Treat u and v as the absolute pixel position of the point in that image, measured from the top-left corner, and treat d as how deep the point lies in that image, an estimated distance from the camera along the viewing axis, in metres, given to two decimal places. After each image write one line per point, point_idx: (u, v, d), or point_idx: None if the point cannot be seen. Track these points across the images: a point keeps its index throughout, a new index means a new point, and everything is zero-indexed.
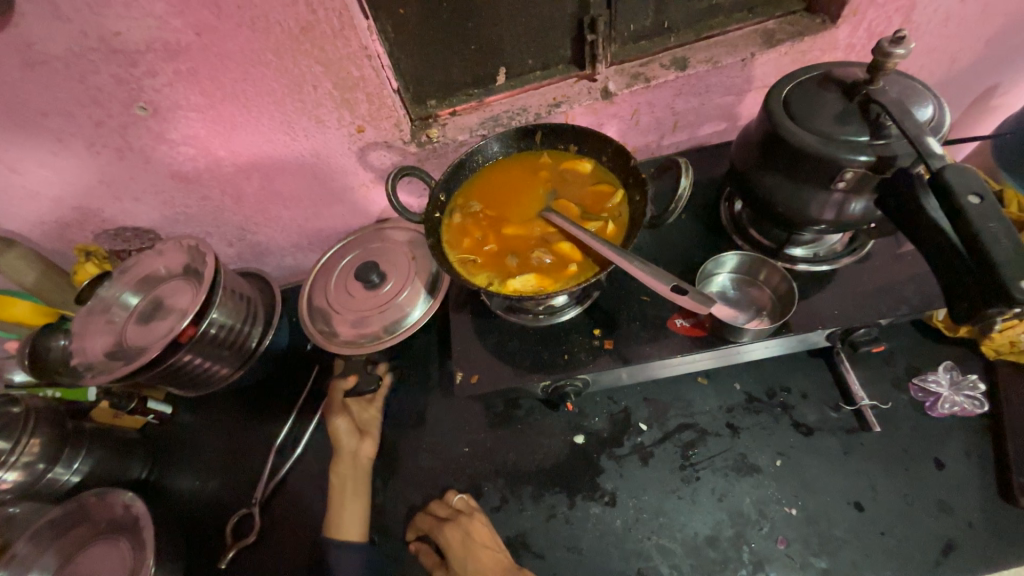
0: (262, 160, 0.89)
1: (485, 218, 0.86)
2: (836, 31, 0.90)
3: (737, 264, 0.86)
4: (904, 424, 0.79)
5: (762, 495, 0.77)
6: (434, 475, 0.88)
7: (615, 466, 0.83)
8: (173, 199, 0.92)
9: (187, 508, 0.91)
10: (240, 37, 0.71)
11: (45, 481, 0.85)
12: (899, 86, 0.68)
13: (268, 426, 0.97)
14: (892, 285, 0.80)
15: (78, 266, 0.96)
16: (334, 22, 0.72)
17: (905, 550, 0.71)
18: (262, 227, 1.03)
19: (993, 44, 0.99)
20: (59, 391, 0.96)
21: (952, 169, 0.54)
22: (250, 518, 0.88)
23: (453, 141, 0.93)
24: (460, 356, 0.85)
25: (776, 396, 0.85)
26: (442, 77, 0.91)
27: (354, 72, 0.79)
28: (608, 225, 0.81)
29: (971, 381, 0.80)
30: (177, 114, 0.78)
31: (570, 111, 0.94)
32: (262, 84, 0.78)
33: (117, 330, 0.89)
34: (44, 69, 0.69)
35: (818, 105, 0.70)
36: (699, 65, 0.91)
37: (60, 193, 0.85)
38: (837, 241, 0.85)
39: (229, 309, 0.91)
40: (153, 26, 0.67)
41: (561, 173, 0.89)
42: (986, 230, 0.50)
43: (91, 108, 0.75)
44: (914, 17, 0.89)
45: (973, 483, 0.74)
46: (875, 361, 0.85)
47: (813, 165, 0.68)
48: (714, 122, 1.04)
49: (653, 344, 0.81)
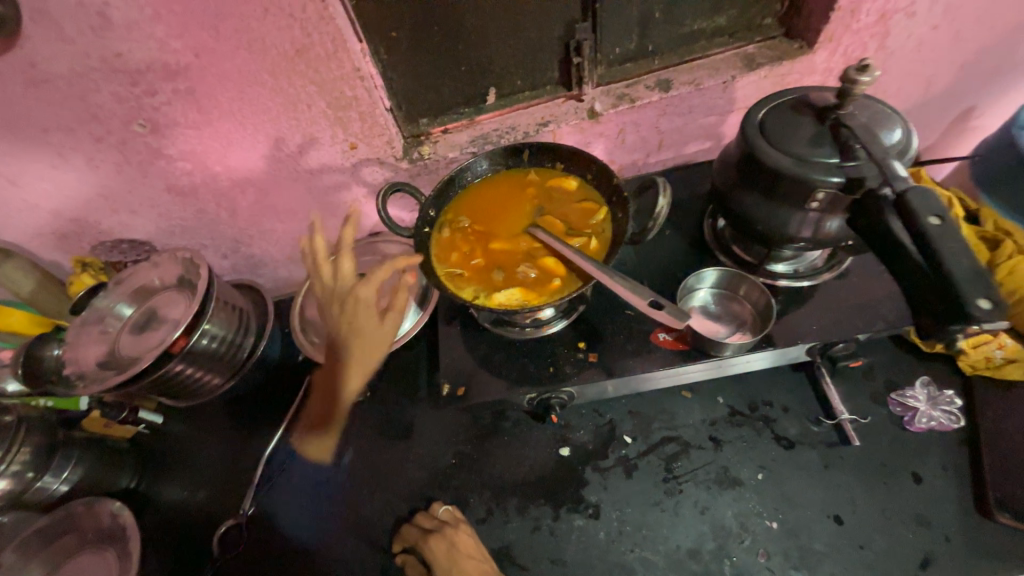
0: (257, 176, 0.92)
1: (473, 232, 0.88)
2: (813, 56, 0.93)
3: (718, 280, 0.88)
4: (882, 438, 0.81)
5: (743, 508, 0.78)
6: (420, 487, 0.88)
7: (599, 479, 0.84)
8: (170, 212, 0.94)
9: (175, 518, 0.91)
10: (238, 58, 0.74)
11: (33, 490, 0.85)
12: (868, 110, 0.71)
13: (255, 440, 0.97)
14: (869, 301, 0.82)
15: (74, 277, 0.98)
16: (328, 45, 0.75)
17: (884, 564, 0.71)
18: (256, 240, 1.05)
19: (967, 68, 1.03)
20: (49, 403, 0.94)
21: (914, 192, 0.56)
22: (236, 530, 0.88)
23: (443, 158, 0.95)
24: (447, 368, 0.87)
25: (758, 410, 0.86)
26: (434, 96, 0.94)
27: (347, 92, 0.82)
28: (591, 241, 0.84)
29: (946, 397, 0.82)
30: (174, 130, 0.81)
31: (557, 130, 0.97)
32: (258, 103, 0.80)
33: (111, 340, 0.90)
34: (47, 88, 0.72)
35: (793, 127, 0.72)
36: (682, 86, 0.95)
37: (58, 205, 0.87)
38: (817, 258, 0.87)
39: (221, 320, 0.93)
40: (154, 48, 0.70)
41: (549, 190, 0.91)
42: (947, 249, 0.53)
43: (91, 124, 0.77)
44: (889, 42, 0.93)
45: (950, 497, 0.75)
46: (855, 375, 0.86)
47: (788, 185, 0.70)
48: (699, 141, 1.08)
49: (637, 357, 0.82)
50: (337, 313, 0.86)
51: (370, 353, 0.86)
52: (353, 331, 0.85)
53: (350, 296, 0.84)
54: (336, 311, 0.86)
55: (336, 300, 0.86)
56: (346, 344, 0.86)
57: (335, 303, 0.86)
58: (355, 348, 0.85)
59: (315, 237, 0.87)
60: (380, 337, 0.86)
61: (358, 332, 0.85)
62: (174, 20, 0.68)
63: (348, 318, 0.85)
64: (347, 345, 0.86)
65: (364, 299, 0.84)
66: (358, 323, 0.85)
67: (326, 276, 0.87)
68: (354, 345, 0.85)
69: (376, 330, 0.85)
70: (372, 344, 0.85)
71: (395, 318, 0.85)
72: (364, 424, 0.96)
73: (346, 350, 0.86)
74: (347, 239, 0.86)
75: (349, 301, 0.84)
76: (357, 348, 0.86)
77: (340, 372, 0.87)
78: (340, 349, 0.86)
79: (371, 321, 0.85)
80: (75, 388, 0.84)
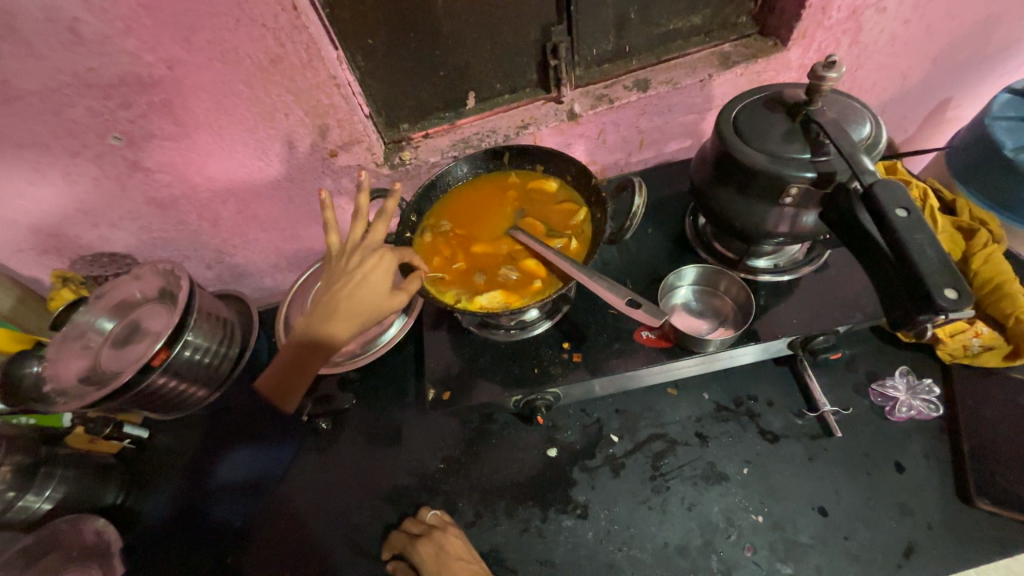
0: (238, 185, 0.91)
1: (455, 236, 0.88)
2: (787, 53, 0.95)
3: (698, 277, 0.89)
4: (864, 429, 0.81)
5: (730, 503, 0.79)
6: (410, 492, 0.88)
7: (587, 478, 0.84)
8: (150, 224, 0.94)
9: (161, 533, 0.90)
10: (212, 70, 0.74)
11: (16, 508, 0.83)
12: (837, 107, 0.72)
13: (229, 454, 0.96)
14: (848, 293, 0.83)
15: (55, 292, 0.96)
16: (302, 54, 0.75)
17: (868, 554, 0.72)
18: (240, 249, 1.05)
19: (940, 61, 1.04)
20: (32, 420, 0.92)
21: (881, 185, 0.57)
22: (230, 538, 0.88)
23: (425, 163, 0.96)
24: (433, 373, 0.87)
25: (743, 404, 0.87)
26: (414, 102, 0.95)
27: (324, 100, 0.82)
28: (571, 241, 0.84)
29: (926, 386, 0.83)
30: (151, 142, 0.81)
31: (537, 132, 0.98)
32: (235, 113, 0.80)
33: (93, 355, 0.90)
34: (20, 104, 0.71)
35: (765, 124, 0.73)
36: (659, 86, 0.95)
37: (36, 221, 0.87)
38: (797, 251, 0.88)
39: (205, 332, 0.92)
40: (127, 62, 0.70)
41: (529, 192, 0.92)
42: (913, 241, 0.54)
43: (66, 139, 0.77)
44: (862, 37, 0.94)
45: (932, 485, 0.76)
46: (837, 367, 0.87)
47: (762, 182, 0.71)
48: (679, 140, 1.09)
49: (621, 356, 0.83)
50: (352, 263, 0.74)
51: (363, 316, 0.73)
52: (361, 285, 0.72)
53: (374, 255, 0.74)
54: (352, 260, 0.74)
55: (358, 252, 0.75)
56: (344, 293, 0.72)
57: (354, 254, 0.75)
58: (352, 300, 0.72)
59: (360, 195, 0.75)
60: (381, 306, 0.73)
61: (366, 289, 0.72)
62: (146, 33, 0.68)
63: (361, 271, 0.72)
64: (346, 293, 0.72)
65: (385, 264, 0.74)
66: (369, 282, 0.72)
67: (357, 235, 0.76)
68: (352, 298, 0.72)
69: (383, 291, 0.73)
70: (369, 308, 0.73)
71: (405, 297, 0.74)
72: (353, 431, 0.96)
73: (343, 299, 0.72)
74: (387, 212, 0.77)
75: (373, 259, 0.73)
76: (354, 303, 0.72)
77: (326, 322, 0.72)
78: (337, 294, 0.72)
79: (382, 285, 0.73)
80: (54, 405, 0.83)
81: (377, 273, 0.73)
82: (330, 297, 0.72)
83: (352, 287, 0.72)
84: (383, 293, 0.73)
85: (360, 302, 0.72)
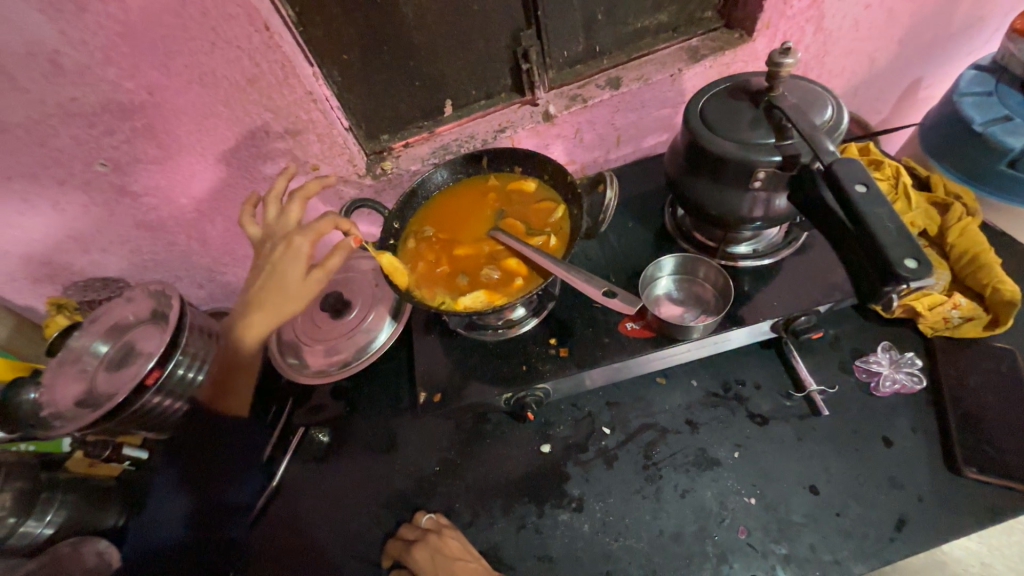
0: (224, 204, 0.94)
1: (438, 241, 0.90)
2: (753, 44, 0.97)
3: (676, 266, 0.90)
4: (851, 407, 0.82)
5: (722, 487, 0.79)
6: (407, 497, 0.89)
7: (581, 471, 0.85)
8: (140, 247, 0.95)
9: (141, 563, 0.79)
10: (190, 93, 0.76)
11: (17, 536, 0.82)
12: (798, 93, 0.74)
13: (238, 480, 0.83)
14: (826, 273, 0.84)
15: (50, 319, 0.98)
16: (278, 72, 0.78)
17: (861, 529, 0.73)
18: (231, 266, 1.07)
19: (905, 43, 1.07)
20: (32, 446, 0.94)
21: (840, 164, 0.59)
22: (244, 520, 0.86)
23: (406, 171, 0.98)
24: (424, 377, 0.88)
25: (732, 389, 0.88)
26: (392, 113, 0.97)
27: (302, 116, 0.84)
28: (551, 238, 0.86)
29: (908, 359, 0.84)
30: (136, 167, 0.83)
31: (515, 136, 1.00)
32: (216, 133, 0.82)
33: (88, 378, 0.90)
34: (7, 137, 0.73)
35: (731, 113, 0.75)
36: (631, 83, 0.98)
37: (28, 250, 0.89)
38: (775, 235, 0.90)
39: (199, 347, 0.93)
40: (107, 90, 0.72)
41: (509, 193, 0.94)
42: (872, 214, 0.56)
43: (53, 168, 0.79)
44: (826, 24, 0.96)
45: (920, 457, 0.77)
46: (821, 348, 0.88)
47: (732, 169, 0.73)
48: (656, 134, 1.10)
49: (607, 349, 0.84)
50: (267, 251, 0.78)
51: (282, 302, 0.77)
52: (275, 273, 0.77)
53: (285, 240, 0.77)
54: (267, 249, 0.78)
55: (274, 238, 0.79)
56: (261, 284, 0.77)
57: (271, 241, 0.79)
58: (268, 293, 0.77)
59: (280, 179, 0.83)
60: (300, 291, 0.77)
61: (281, 278, 0.77)
62: (124, 61, 0.70)
63: (274, 259, 0.77)
64: (262, 286, 0.77)
65: (294, 248, 0.76)
66: (282, 267, 0.76)
67: (272, 217, 0.81)
68: (268, 289, 0.77)
69: (298, 279, 0.77)
70: (288, 295, 0.77)
71: (323, 276, 0.78)
72: (352, 440, 0.97)
73: (259, 293, 0.77)
74: (307, 191, 0.80)
75: (284, 243, 0.77)
76: (270, 295, 0.77)
77: (248, 312, 0.79)
78: (255, 289, 0.78)
79: (295, 269, 0.77)
80: (52, 429, 0.84)
81: (288, 259, 0.76)
82: (251, 291, 0.78)
83: (266, 279, 0.77)
84: (298, 276, 0.77)
85: (276, 292, 0.77)
